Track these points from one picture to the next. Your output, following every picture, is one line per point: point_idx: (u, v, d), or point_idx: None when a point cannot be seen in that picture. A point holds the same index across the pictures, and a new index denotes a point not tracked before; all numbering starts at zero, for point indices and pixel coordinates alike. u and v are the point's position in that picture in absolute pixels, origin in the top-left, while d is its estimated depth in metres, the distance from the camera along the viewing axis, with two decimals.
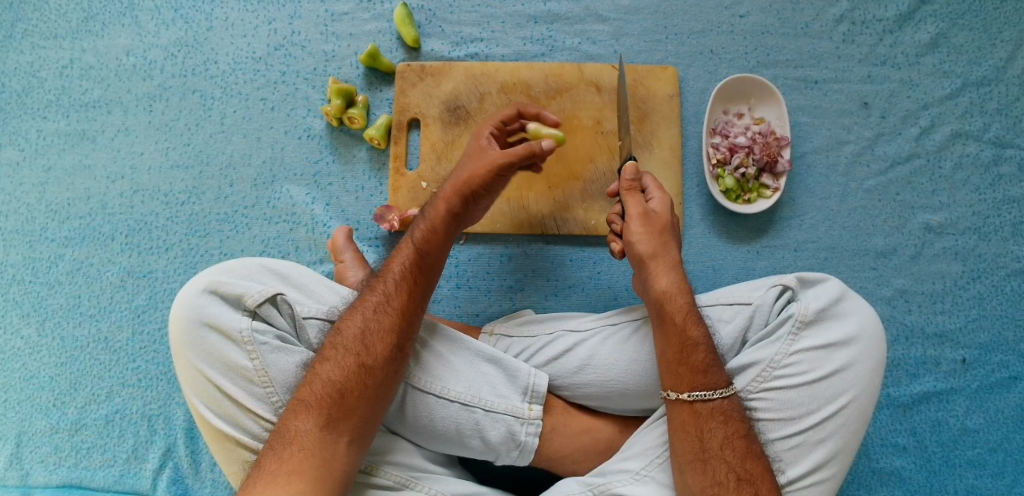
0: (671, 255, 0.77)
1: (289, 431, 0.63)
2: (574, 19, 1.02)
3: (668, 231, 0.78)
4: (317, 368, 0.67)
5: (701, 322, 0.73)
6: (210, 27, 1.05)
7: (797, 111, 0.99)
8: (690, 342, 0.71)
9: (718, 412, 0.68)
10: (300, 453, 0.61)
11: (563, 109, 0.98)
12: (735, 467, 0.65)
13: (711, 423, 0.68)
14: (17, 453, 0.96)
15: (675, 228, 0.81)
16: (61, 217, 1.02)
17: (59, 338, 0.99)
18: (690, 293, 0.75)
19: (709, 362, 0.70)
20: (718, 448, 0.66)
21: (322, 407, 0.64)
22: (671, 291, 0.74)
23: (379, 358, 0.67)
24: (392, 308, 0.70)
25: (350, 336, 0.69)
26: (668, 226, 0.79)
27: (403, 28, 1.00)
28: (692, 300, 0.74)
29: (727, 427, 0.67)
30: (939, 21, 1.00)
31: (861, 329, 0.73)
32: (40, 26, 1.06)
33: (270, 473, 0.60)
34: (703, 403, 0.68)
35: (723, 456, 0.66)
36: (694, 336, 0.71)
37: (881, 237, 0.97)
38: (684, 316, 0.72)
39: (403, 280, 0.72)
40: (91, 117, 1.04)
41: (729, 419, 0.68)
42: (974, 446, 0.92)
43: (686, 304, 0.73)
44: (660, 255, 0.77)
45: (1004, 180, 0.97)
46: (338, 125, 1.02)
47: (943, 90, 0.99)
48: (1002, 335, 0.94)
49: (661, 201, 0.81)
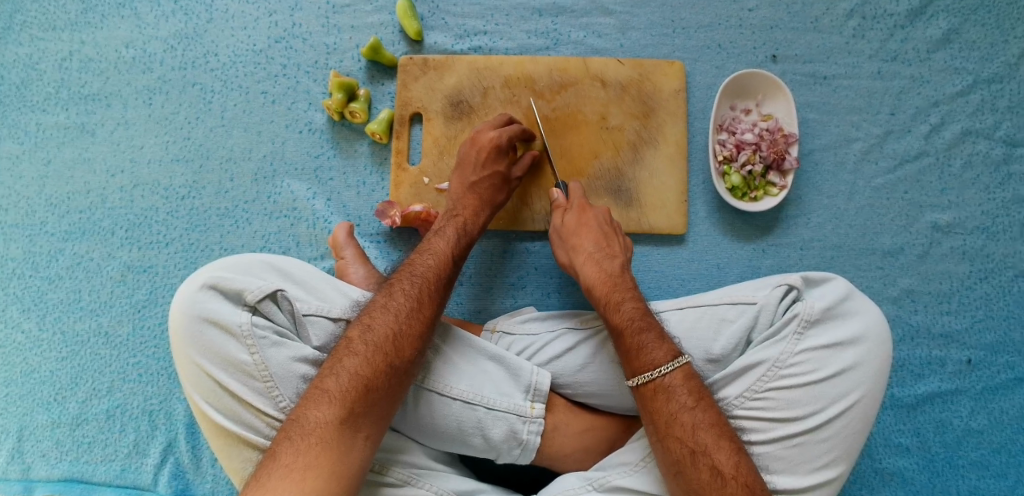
0: (584, 251, 0.84)
1: (308, 422, 0.61)
2: (580, 12, 1.01)
3: (575, 235, 0.85)
4: (344, 359, 0.65)
5: (625, 304, 0.76)
6: (210, 19, 1.04)
7: (805, 107, 0.98)
8: (617, 328, 0.74)
9: (660, 391, 0.68)
10: (319, 447, 0.59)
11: (568, 104, 0.97)
12: (686, 442, 0.64)
13: (656, 403, 0.67)
14: (18, 448, 0.96)
15: (595, 223, 0.86)
16: (61, 211, 1.01)
17: (59, 333, 0.99)
18: (610, 280, 0.80)
19: (639, 340, 0.71)
20: (666, 426, 0.66)
21: (346, 401, 0.62)
22: (591, 286, 0.80)
23: (406, 363, 0.67)
24: (423, 317, 0.71)
25: (382, 335, 0.67)
26: (578, 229, 0.85)
27: (406, 21, 0.99)
28: (613, 287, 0.79)
29: (670, 403, 0.67)
30: (951, 16, 0.98)
31: (867, 328, 0.72)
32: (38, 17, 1.04)
33: (286, 467, 0.58)
34: (647, 385, 0.68)
35: (673, 434, 0.65)
36: (619, 320, 0.74)
37: (889, 236, 0.95)
38: (607, 304, 0.77)
39: (434, 289, 0.74)
40: (90, 111, 1.03)
41: (673, 395, 0.67)
42: (977, 448, 0.91)
43: (606, 292, 0.78)
44: (574, 258, 0.84)
45: (1013, 179, 0.96)
46: (339, 119, 1.00)
47: (953, 87, 0.97)
48: (1009, 336, 0.93)
49: (573, 211, 0.87)
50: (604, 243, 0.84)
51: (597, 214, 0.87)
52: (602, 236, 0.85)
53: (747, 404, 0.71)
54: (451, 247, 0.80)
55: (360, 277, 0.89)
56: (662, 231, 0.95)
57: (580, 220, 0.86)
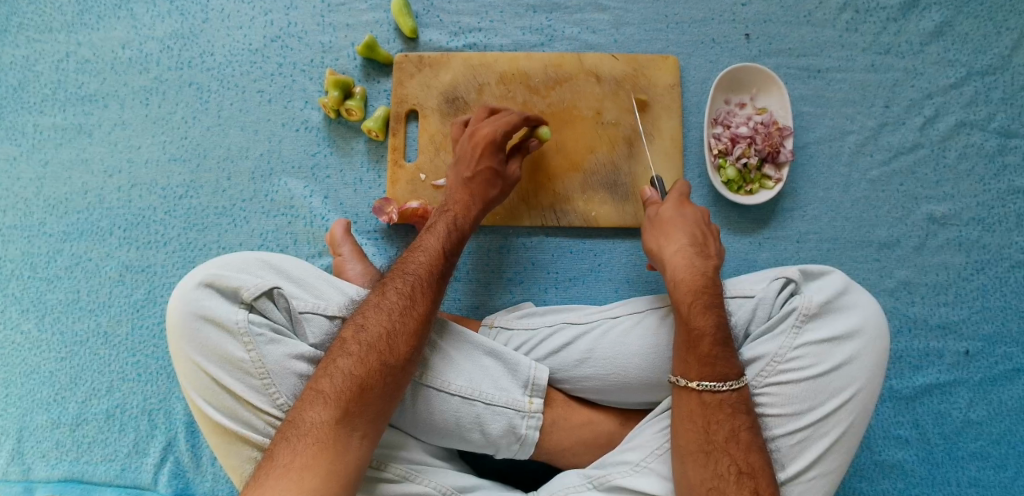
0: (677, 243, 0.77)
1: (304, 423, 0.61)
2: (574, 8, 1.01)
3: (669, 226, 0.79)
4: (337, 360, 0.66)
5: (711, 310, 0.71)
6: (206, 19, 1.04)
7: (799, 100, 0.98)
8: (696, 331, 0.70)
9: (726, 404, 0.68)
10: (315, 446, 0.60)
11: (563, 99, 0.97)
12: (737, 460, 0.65)
13: (718, 415, 0.67)
14: (18, 449, 0.96)
15: (692, 221, 0.79)
16: (59, 212, 1.02)
17: (58, 333, 0.99)
18: (703, 280, 0.73)
19: (720, 350, 0.69)
20: (723, 440, 0.66)
21: (341, 401, 0.62)
22: (679, 281, 0.74)
23: (402, 360, 0.67)
24: (417, 314, 0.70)
25: (375, 334, 0.68)
26: (674, 220, 0.80)
27: (401, 18, 0.99)
28: (703, 288, 0.73)
29: (733, 420, 0.67)
30: (943, 9, 0.99)
31: (864, 321, 0.72)
32: (35, 19, 1.05)
33: (284, 467, 0.58)
34: (712, 394, 0.68)
35: (727, 449, 0.65)
36: (699, 324, 0.70)
37: (885, 228, 0.96)
38: (692, 305, 0.71)
39: (428, 285, 0.74)
40: (87, 112, 1.03)
41: (735, 412, 0.67)
42: (976, 439, 0.91)
43: (693, 291, 0.72)
44: (667, 248, 0.78)
45: (1008, 171, 0.96)
46: (336, 117, 1.01)
47: (947, 79, 0.97)
48: (1006, 327, 0.94)
49: (671, 201, 0.81)
50: (700, 240, 0.78)
51: (694, 211, 0.81)
52: (698, 233, 0.78)
53: None
54: (441, 243, 0.79)
55: (357, 274, 0.89)
56: None
57: (680, 213, 0.80)
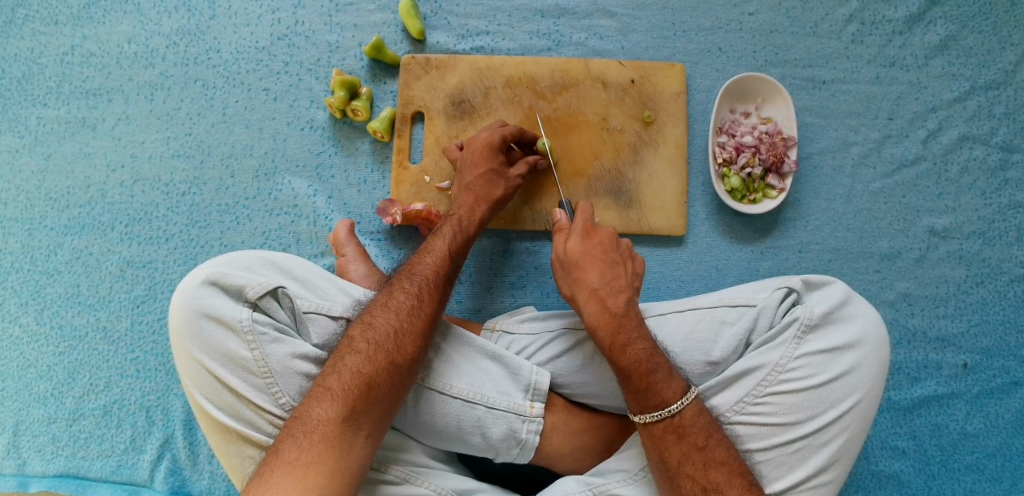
0: (588, 286, 0.77)
1: (311, 420, 0.61)
2: (582, 14, 1.01)
3: (580, 267, 0.78)
4: (345, 357, 0.66)
5: (632, 346, 0.72)
6: (213, 16, 1.04)
7: (804, 111, 0.99)
8: (624, 372, 0.71)
9: (669, 431, 0.67)
10: (321, 444, 0.59)
11: (569, 104, 0.97)
12: (699, 480, 0.65)
13: (666, 443, 0.67)
14: (14, 443, 0.96)
15: (602, 252, 0.80)
16: (61, 206, 1.01)
17: (57, 327, 0.99)
18: (614, 319, 0.74)
19: (649, 382, 0.69)
20: (678, 466, 0.66)
21: (348, 398, 0.62)
22: (593, 327, 0.74)
23: (409, 360, 0.67)
24: (425, 314, 0.71)
25: (384, 332, 0.68)
26: (583, 259, 0.79)
27: (408, 20, 0.99)
28: (617, 328, 0.73)
29: (681, 444, 0.67)
30: (949, 23, 0.99)
31: (865, 332, 0.72)
32: (40, 12, 1.05)
33: (288, 464, 0.58)
34: (657, 424, 0.68)
35: (685, 473, 0.65)
36: (626, 364, 0.71)
37: (886, 240, 0.96)
38: (613, 347, 0.72)
39: (435, 285, 0.74)
40: (91, 105, 1.03)
41: (683, 435, 0.67)
42: (973, 451, 0.92)
43: (611, 334, 0.73)
44: (578, 291, 0.78)
45: (1010, 185, 0.97)
46: (341, 117, 1.01)
47: (950, 93, 0.98)
48: (1004, 341, 0.94)
49: (576, 236, 0.81)
50: (610, 275, 0.78)
51: (603, 236, 0.81)
52: (608, 266, 0.79)
53: (746, 408, 0.71)
54: (449, 245, 0.80)
55: (359, 275, 0.89)
56: (661, 233, 0.96)
57: (587, 245, 0.80)
